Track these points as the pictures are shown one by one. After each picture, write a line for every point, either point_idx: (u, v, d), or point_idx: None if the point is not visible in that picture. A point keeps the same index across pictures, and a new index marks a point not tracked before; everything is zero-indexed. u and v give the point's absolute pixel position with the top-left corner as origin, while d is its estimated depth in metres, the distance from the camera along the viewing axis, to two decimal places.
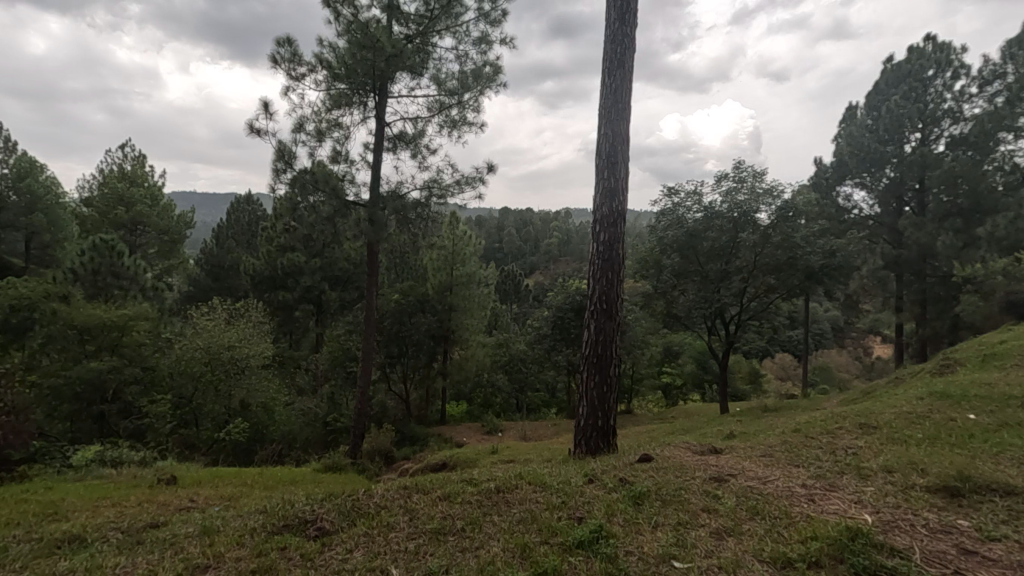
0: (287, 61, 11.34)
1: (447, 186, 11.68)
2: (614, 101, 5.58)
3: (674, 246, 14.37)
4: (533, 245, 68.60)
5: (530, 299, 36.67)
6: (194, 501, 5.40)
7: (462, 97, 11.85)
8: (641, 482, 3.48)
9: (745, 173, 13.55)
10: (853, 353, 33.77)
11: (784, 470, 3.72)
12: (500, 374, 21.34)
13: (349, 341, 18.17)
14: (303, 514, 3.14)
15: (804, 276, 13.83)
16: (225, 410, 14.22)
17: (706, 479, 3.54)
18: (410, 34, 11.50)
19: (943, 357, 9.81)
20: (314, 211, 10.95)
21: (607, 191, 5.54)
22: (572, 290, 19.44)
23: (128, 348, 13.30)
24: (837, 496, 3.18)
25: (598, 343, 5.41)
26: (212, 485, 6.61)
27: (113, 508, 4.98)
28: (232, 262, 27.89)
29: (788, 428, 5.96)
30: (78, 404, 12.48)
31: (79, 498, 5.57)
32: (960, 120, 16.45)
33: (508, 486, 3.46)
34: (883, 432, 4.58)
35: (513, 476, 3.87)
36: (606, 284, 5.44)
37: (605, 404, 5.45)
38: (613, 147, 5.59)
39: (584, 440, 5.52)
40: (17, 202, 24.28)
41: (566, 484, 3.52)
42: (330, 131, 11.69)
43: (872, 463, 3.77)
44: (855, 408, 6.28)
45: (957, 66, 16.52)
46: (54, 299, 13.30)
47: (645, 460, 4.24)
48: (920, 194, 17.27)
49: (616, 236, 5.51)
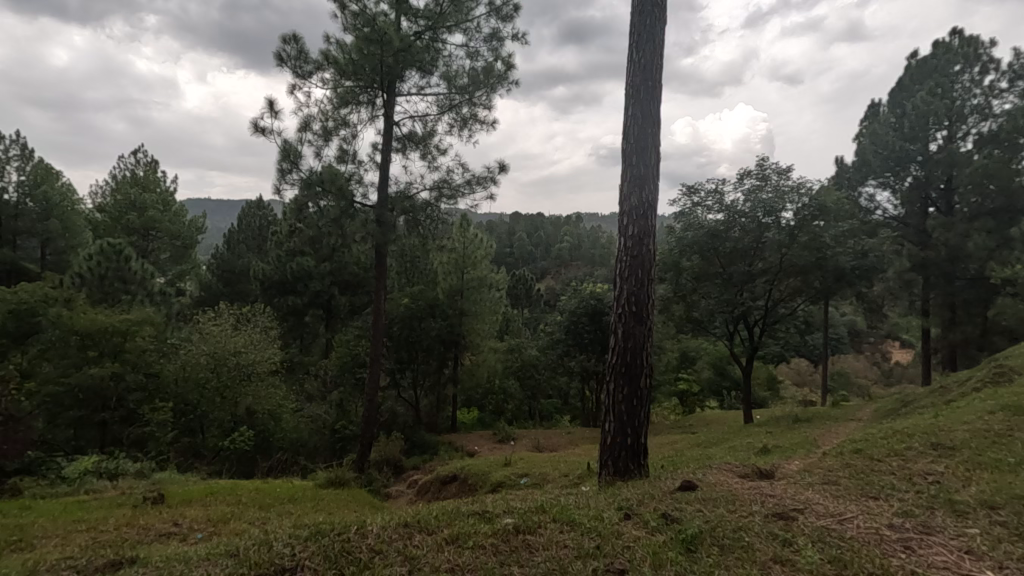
0: (293, 59, 10.94)
1: (457, 186, 11.19)
2: (643, 79, 5.00)
3: (695, 247, 13.70)
4: (543, 250, 68.29)
5: (540, 304, 36.19)
6: (178, 526, 4.92)
7: (473, 95, 11.34)
8: (691, 521, 2.86)
9: (768, 170, 13.02)
10: (873, 359, 32.66)
11: (859, 504, 3.09)
12: (512, 381, 20.73)
13: (358, 346, 17.65)
14: (281, 560, 2.58)
15: (834, 277, 13.10)
16: (231, 416, 13.54)
17: (768, 515, 2.91)
18: (418, 31, 11.03)
19: (993, 364, 9.00)
20: (321, 214, 10.46)
21: (637, 180, 4.97)
22: (586, 294, 18.84)
23: (131, 354, 12.91)
24: (939, 544, 2.56)
25: (627, 351, 4.82)
26: (203, 504, 6.10)
27: (85, 535, 4.56)
28: (242, 267, 27.63)
29: (841, 446, 5.26)
30: (79, 411, 12.21)
31: (52, 521, 5.07)
32: (989, 117, 15.67)
33: (529, 524, 2.87)
34: (965, 454, 3.92)
35: (535, 508, 3.25)
36: (636, 283, 4.86)
37: (635, 420, 4.82)
38: (642, 131, 5.02)
39: (612, 461, 4.88)
40: (33, 208, 24.21)
41: (599, 522, 2.91)
42: (337, 130, 11.28)
43: (966, 496, 3.14)
44: (914, 423, 5.60)
45: (985, 60, 15.79)
46: (56, 303, 12.90)
47: (688, 488, 3.60)
48: (947, 194, 16.50)
49: (646, 230, 4.92)
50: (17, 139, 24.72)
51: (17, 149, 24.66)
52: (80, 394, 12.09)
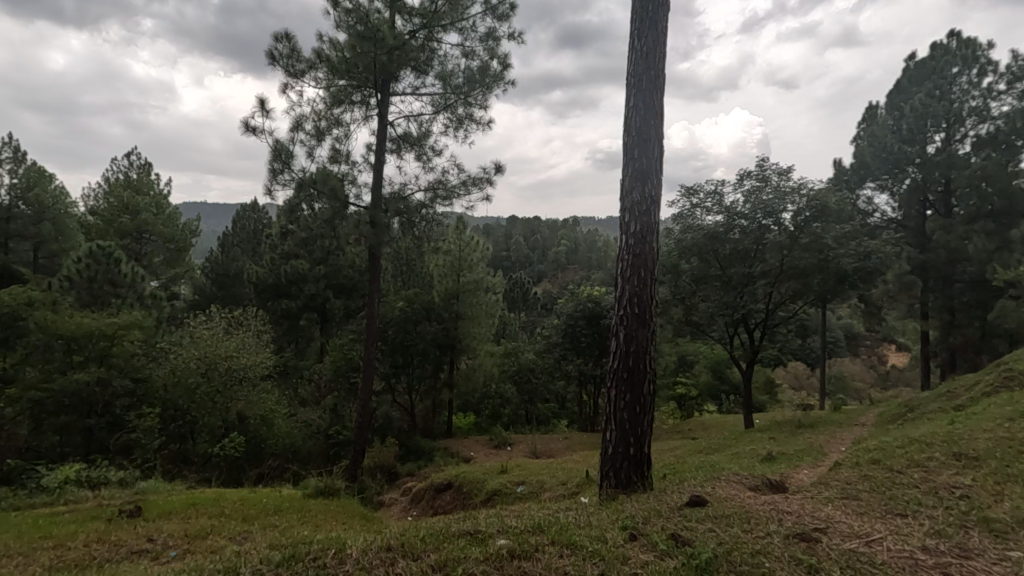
0: (285, 57, 10.67)
1: (453, 187, 10.94)
2: (645, 68, 4.75)
3: (695, 250, 13.46)
4: (540, 254, 68.24)
5: (537, 307, 36.01)
6: (152, 542, 4.62)
7: (469, 95, 11.09)
8: (703, 543, 2.59)
9: (769, 171, 12.82)
10: (869, 362, 32.61)
11: (886, 523, 2.83)
12: (508, 385, 20.42)
13: (352, 349, 17.30)
14: None
15: (836, 279, 12.89)
16: (222, 422, 13.15)
17: (789, 536, 2.65)
18: (413, 30, 10.79)
19: (1000, 368, 8.78)
20: (315, 216, 10.20)
21: (639, 173, 4.72)
22: (583, 297, 18.64)
23: (118, 358, 12.38)
24: (983, 571, 2.29)
25: (629, 355, 4.56)
26: (183, 518, 5.76)
27: (51, 554, 4.27)
28: (237, 270, 27.29)
29: (856, 455, 4.97)
30: (64, 417, 11.86)
31: (18, 537, 4.77)
32: (987, 119, 15.51)
33: (526, 548, 2.59)
34: (993, 466, 3.65)
35: (533, 528, 2.97)
36: (639, 284, 4.60)
37: (638, 428, 4.54)
38: (645, 123, 4.77)
39: (613, 472, 4.61)
40: (24, 211, 23.83)
41: (602, 545, 2.63)
42: (329, 130, 11.01)
43: (1001, 513, 2.88)
44: (932, 429, 5.33)
45: (983, 62, 15.63)
46: (42, 307, 12.58)
47: (698, 503, 3.33)
48: (944, 197, 16.36)
49: (649, 227, 4.67)
50: (9, 142, 24.40)
51: (9, 151, 24.34)
52: (65, 399, 11.74)
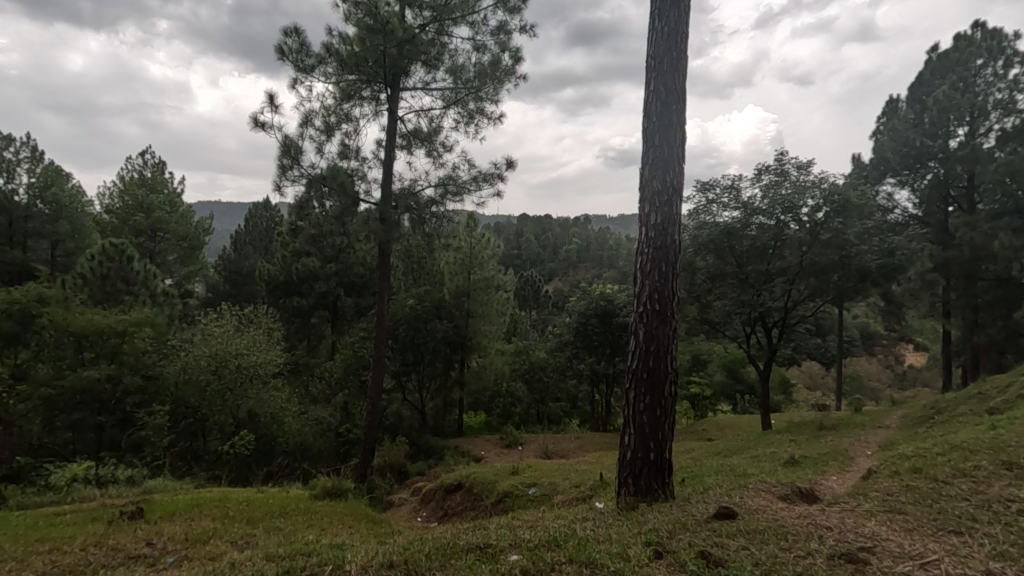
0: (294, 52, 10.51)
1: (463, 183, 10.72)
2: (667, 49, 4.48)
3: (710, 246, 13.09)
4: (552, 252, 67.76)
5: (548, 305, 35.71)
6: (150, 547, 4.46)
7: (479, 89, 10.85)
8: (739, 564, 2.34)
9: (788, 166, 12.42)
10: (886, 362, 31.92)
11: (939, 542, 2.56)
12: (519, 384, 20.21)
13: (362, 347, 17.18)
14: None
15: (857, 276, 12.50)
16: (232, 420, 13.13)
17: (834, 557, 2.38)
18: (422, 23, 10.56)
19: None
20: (324, 212, 10.02)
21: (659, 162, 4.46)
22: (595, 295, 18.31)
23: (128, 356, 12.32)
24: None
25: (649, 355, 4.30)
26: (187, 520, 5.60)
27: (41, 560, 4.10)
28: (249, 268, 27.29)
29: (893, 462, 4.65)
30: (76, 414, 11.85)
31: (15, 541, 4.61)
32: (1013, 112, 14.95)
33: (540, 567, 2.36)
34: None
35: (548, 542, 2.73)
36: (659, 278, 4.35)
37: (659, 432, 4.28)
38: (666, 108, 4.50)
39: (632, 479, 4.37)
40: (41, 210, 23.96)
41: (625, 564, 2.40)
42: (339, 126, 10.84)
43: None
44: (972, 435, 4.99)
45: (1010, 53, 15.06)
46: (54, 304, 12.57)
47: (726, 516, 3.08)
48: (968, 192, 15.86)
49: (670, 219, 4.42)
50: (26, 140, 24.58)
51: (27, 151, 24.53)
52: (76, 396, 11.70)
